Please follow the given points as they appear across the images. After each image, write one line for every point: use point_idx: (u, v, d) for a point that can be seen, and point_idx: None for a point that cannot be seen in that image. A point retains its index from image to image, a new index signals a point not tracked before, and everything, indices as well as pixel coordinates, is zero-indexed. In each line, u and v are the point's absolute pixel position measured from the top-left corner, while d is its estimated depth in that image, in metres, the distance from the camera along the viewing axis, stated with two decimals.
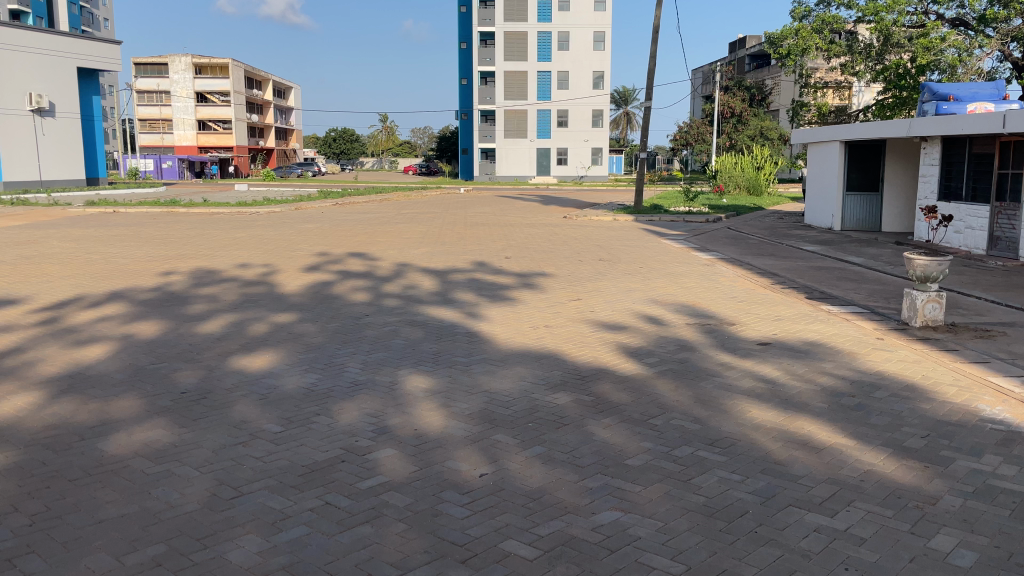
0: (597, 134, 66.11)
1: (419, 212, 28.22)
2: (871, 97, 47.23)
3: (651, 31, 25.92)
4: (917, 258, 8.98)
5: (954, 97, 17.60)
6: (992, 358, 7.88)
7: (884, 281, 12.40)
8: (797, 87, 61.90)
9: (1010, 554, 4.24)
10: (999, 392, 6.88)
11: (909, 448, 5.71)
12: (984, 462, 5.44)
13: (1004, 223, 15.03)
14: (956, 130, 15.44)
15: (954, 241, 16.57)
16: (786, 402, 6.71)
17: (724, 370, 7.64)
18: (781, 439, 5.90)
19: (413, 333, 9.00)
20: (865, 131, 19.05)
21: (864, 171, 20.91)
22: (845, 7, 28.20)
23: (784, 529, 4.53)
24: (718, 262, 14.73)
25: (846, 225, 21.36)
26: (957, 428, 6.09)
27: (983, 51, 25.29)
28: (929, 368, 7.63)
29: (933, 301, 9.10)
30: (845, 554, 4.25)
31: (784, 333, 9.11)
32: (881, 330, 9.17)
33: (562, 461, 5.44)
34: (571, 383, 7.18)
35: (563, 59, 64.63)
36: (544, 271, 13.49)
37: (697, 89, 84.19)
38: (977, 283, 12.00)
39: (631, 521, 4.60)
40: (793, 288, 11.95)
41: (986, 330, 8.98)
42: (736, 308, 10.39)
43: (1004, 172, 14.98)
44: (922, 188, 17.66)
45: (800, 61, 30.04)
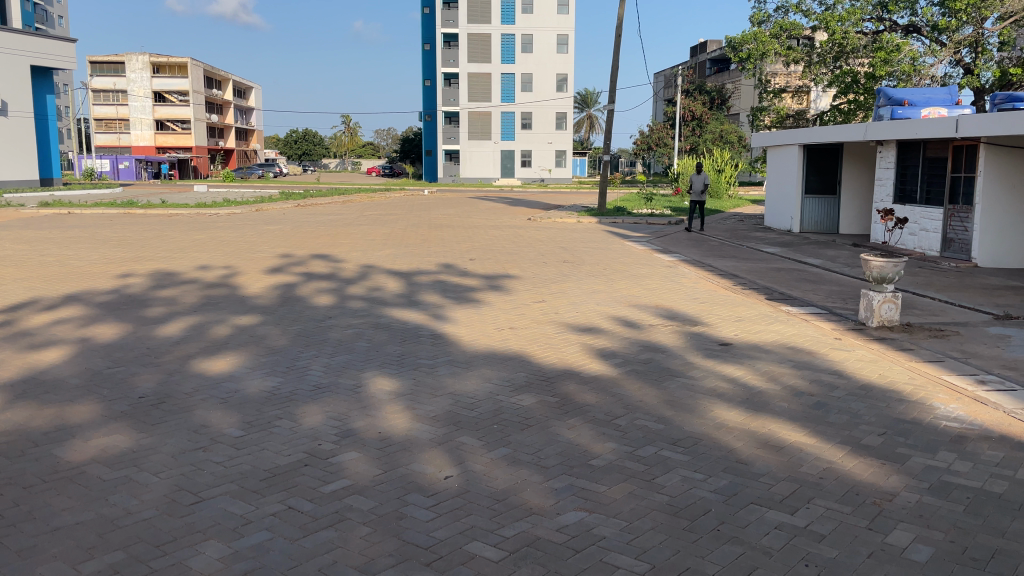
0: (561, 136, 66.42)
1: (381, 215, 27.88)
2: (828, 102, 47.93)
3: (614, 35, 26.13)
4: (874, 259, 9.13)
5: (909, 101, 18.02)
6: (945, 357, 8.08)
7: (842, 283, 12.67)
8: (756, 92, 62.91)
9: (965, 549, 4.35)
10: (952, 390, 7.06)
11: (866, 445, 5.83)
12: (939, 459, 5.56)
13: (957, 225, 15.39)
14: (912, 134, 15.79)
15: (909, 243, 16.98)
16: (749, 401, 6.80)
17: (688, 370, 7.71)
18: (743, 438, 5.98)
19: (378, 336, 8.92)
20: (824, 135, 19.42)
21: (822, 175, 21.31)
22: (803, 14, 28.66)
23: (745, 527, 4.59)
24: (681, 263, 14.88)
25: (806, 226, 21.69)
26: (913, 425, 6.22)
27: (935, 59, 25.86)
28: (885, 367, 7.80)
29: (890, 302, 9.30)
30: (805, 550, 4.32)
31: (745, 333, 9.24)
32: (839, 330, 9.35)
33: (527, 462, 5.46)
34: (536, 385, 7.19)
35: (527, 61, 64.80)
36: (509, 273, 13.50)
37: (659, 93, 85.01)
38: (932, 284, 12.30)
39: (595, 521, 4.62)
40: (753, 289, 12.14)
41: (939, 329, 9.21)
42: (699, 310, 10.52)
43: (958, 175, 15.36)
44: (878, 191, 18.11)
45: (760, 67, 30.39)
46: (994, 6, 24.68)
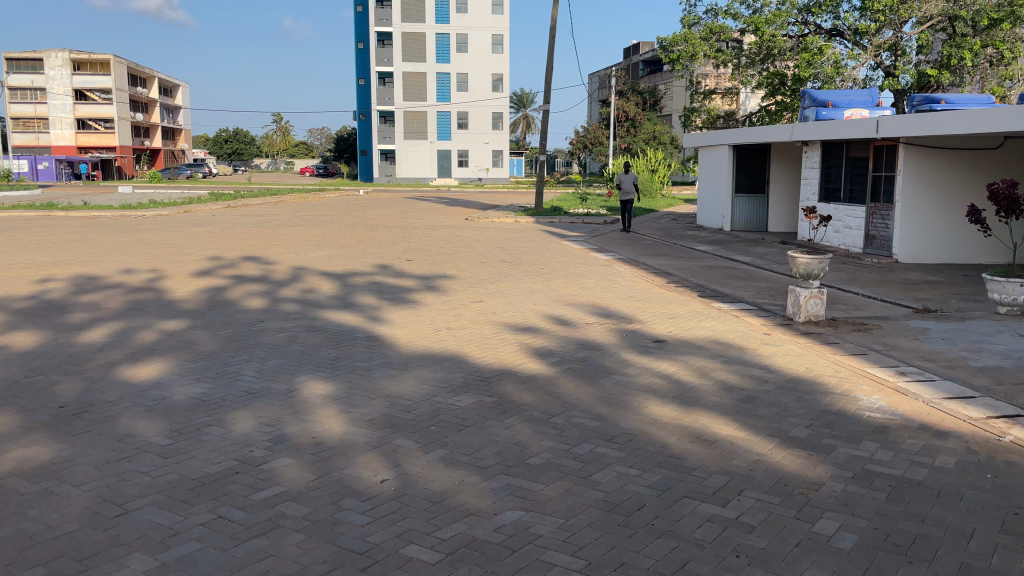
0: (498, 137, 66.61)
1: (315, 216, 27.40)
2: (757, 104, 49.20)
3: (548, 36, 26.30)
4: (800, 256, 9.41)
5: (832, 103, 18.54)
6: (868, 350, 8.38)
7: (771, 279, 13.02)
8: (687, 93, 64.16)
9: (887, 535, 4.52)
10: (874, 381, 7.33)
11: (794, 437, 6.00)
12: (862, 449, 5.77)
13: (878, 222, 15.98)
14: (835, 134, 16.33)
15: (833, 240, 17.56)
16: (682, 397, 6.93)
17: (624, 368, 7.81)
18: (677, 433, 6.08)
19: (312, 339, 8.77)
20: (753, 136, 19.92)
21: (751, 174, 21.87)
22: (731, 17, 29.33)
23: (679, 520, 4.68)
24: (616, 262, 15.08)
25: (737, 225, 22.21)
26: (838, 416, 6.43)
27: (857, 62, 26.78)
28: (812, 361, 8.05)
29: (816, 297, 9.59)
30: (737, 542, 4.42)
31: (679, 330, 9.40)
32: (768, 325, 9.61)
33: (463, 463, 5.44)
34: (473, 385, 7.18)
35: (462, 61, 64.73)
36: (445, 273, 13.44)
37: (593, 94, 85.96)
38: (855, 279, 12.75)
39: (532, 519, 4.64)
40: (686, 286, 12.38)
41: (862, 323, 9.54)
42: (634, 307, 10.67)
43: (878, 174, 15.95)
44: (804, 190, 18.67)
45: (691, 69, 30.97)
46: (911, 9, 25.74)
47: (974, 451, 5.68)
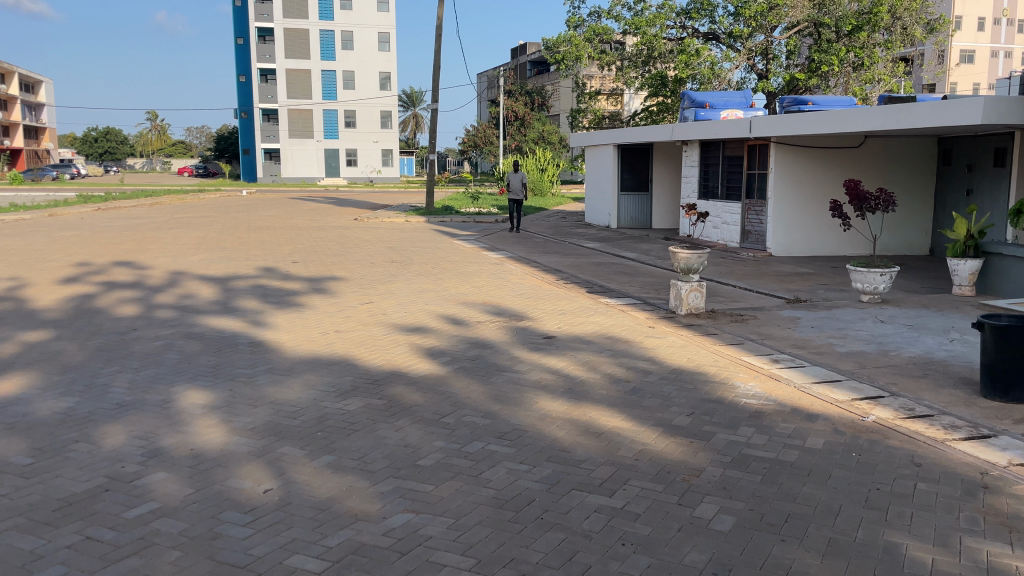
0: (387, 135, 66.01)
1: (194, 218, 26.27)
2: (640, 104, 50.74)
3: (435, 35, 26.21)
4: (681, 251, 9.76)
5: (710, 104, 19.33)
6: (744, 340, 8.78)
7: (655, 274, 13.45)
8: (574, 94, 65.41)
9: (761, 515, 4.75)
10: (751, 369, 7.69)
11: (677, 426, 6.21)
12: (740, 434, 6.04)
13: (753, 218, 16.77)
14: (713, 134, 17.03)
15: (713, 235, 18.32)
16: (571, 391, 7.05)
17: (514, 365, 7.87)
18: (566, 427, 6.18)
19: (191, 346, 8.39)
20: (636, 135, 20.50)
21: (636, 173, 22.53)
22: (614, 19, 30.08)
23: (567, 513, 4.75)
24: (506, 260, 15.19)
25: (622, 222, 22.89)
26: (717, 404, 6.71)
27: (732, 64, 27.99)
28: (694, 351, 8.36)
29: (696, 290, 9.97)
30: (622, 530, 4.54)
31: (568, 326, 9.56)
32: (653, 319, 9.91)
33: (351, 468, 5.34)
34: (361, 388, 7.05)
35: (348, 58, 63.64)
36: (333, 275, 13.17)
37: (483, 94, 86.32)
38: (733, 273, 13.34)
39: (422, 521, 4.60)
40: (575, 283, 12.61)
41: (739, 314, 9.99)
42: (524, 305, 10.78)
43: (752, 172, 16.73)
44: (685, 187, 19.38)
45: (576, 69, 31.55)
46: (780, 15, 27.08)
47: (840, 432, 6.05)
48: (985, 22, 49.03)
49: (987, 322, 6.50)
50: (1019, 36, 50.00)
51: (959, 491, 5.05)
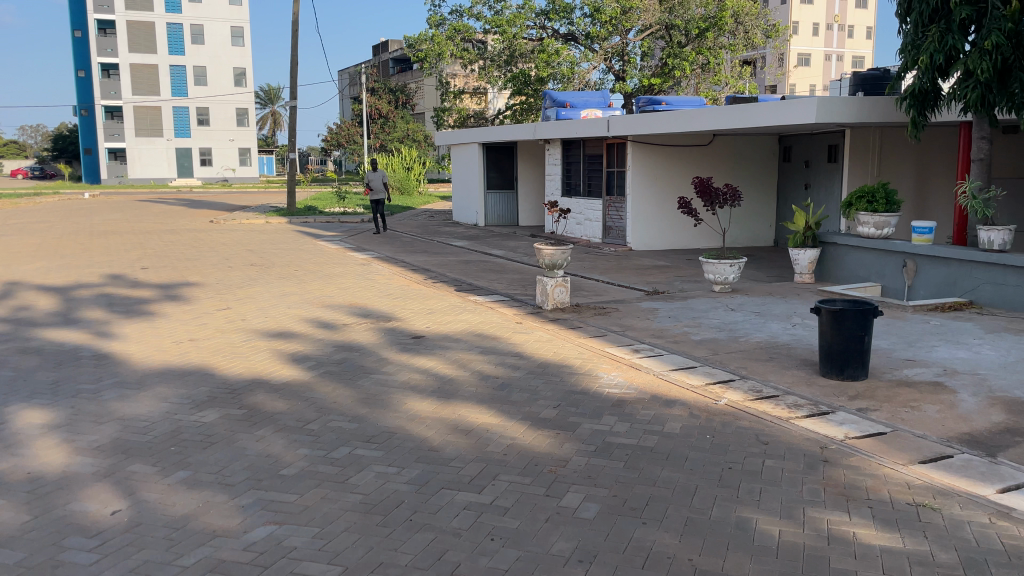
0: (244, 133, 63.78)
1: (27, 223, 24.24)
2: (504, 102, 51.34)
3: (292, 31, 25.47)
4: (545, 247, 9.96)
5: (570, 104, 19.82)
6: (607, 332, 9.06)
7: (522, 271, 13.66)
8: (438, 92, 65.35)
9: (625, 501, 4.92)
10: (614, 360, 7.94)
11: (544, 419, 6.33)
12: (604, 423, 6.23)
13: (614, 214, 17.34)
14: (573, 132, 17.47)
15: (577, 231, 18.81)
16: (439, 390, 7.04)
17: (381, 366, 7.76)
18: (434, 426, 6.16)
19: (27, 362, 7.74)
20: (501, 134, 20.74)
21: (501, 171, 22.80)
22: (474, 18, 30.25)
23: (436, 512, 4.74)
24: (372, 261, 14.97)
25: (489, 221, 23.02)
26: (582, 395, 6.89)
27: (589, 65, 28.82)
28: (560, 345, 8.55)
29: (561, 285, 10.19)
30: (491, 525, 4.58)
31: (435, 325, 9.54)
32: (519, 315, 10.06)
33: (210, 482, 5.09)
34: (221, 398, 6.75)
35: (199, 53, 60.70)
36: (188, 280, 12.52)
37: (344, 92, 84.63)
38: (596, 267, 13.75)
39: (286, 532, 4.46)
40: (442, 281, 12.60)
41: (602, 307, 10.31)
42: (391, 305, 10.67)
43: (611, 170, 17.28)
44: (548, 185, 19.80)
45: (439, 67, 31.53)
46: (633, 19, 28.16)
47: (696, 415, 6.36)
48: (818, 27, 52.89)
49: (824, 307, 7.02)
50: (847, 41, 54.22)
51: (801, 465, 5.44)
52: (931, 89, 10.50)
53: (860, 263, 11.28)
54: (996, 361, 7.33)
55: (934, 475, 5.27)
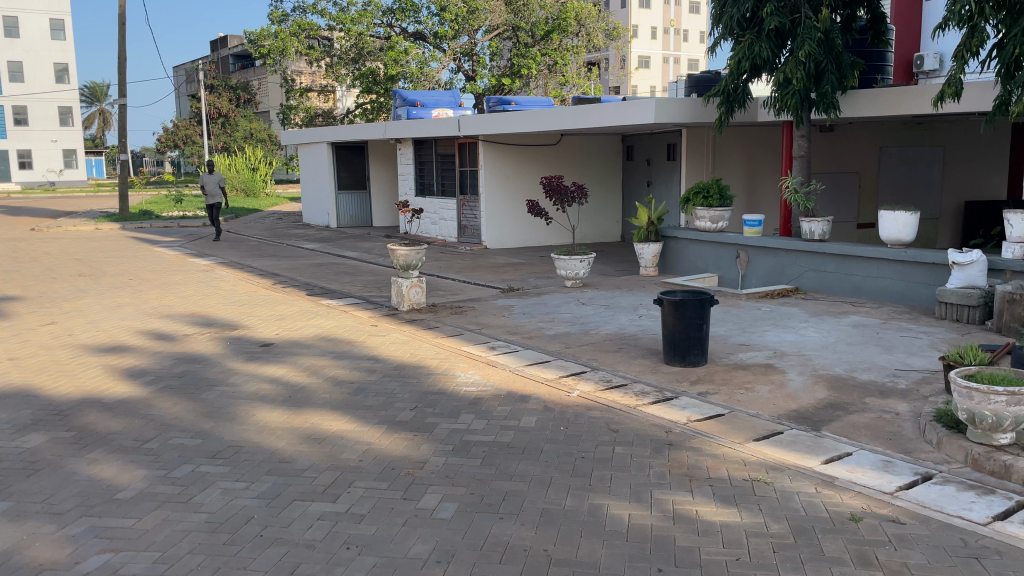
0: (69, 134, 58.92)
1: None
2: (353, 101, 50.35)
3: (119, 24, 23.83)
4: (399, 248, 9.88)
5: (420, 103, 19.75)
6: (463, 330, 9.10)
7: (376, 273, 13.46)
8: (283, 90, 63.16)
9: (482, 498, 4.95)
10: (470, 358, 7.99)
11: (400, 421, 6.27)
12: (461, 422, 6.25)
13: (468, 213, 17.43)
14: (425, 132, 17.43)
15: (431, 231, 18.78)
16: (291, 399, 6.81)
17: (228, 377, 7.41)
18: (286, 436, 5.96)
19: None
20: (351, 133, 20.35)
21: (352, 171, 22.38)
22: (319, 14, 29.49)
23: (289, 525, 4.58)
24: (217, 267, 14.27)
25: (342, 222, 22.54)
26: (439, 395, 6.88)
27: (439, 64, 28.83)
28: (416, 346, 8.50)
29: (416, 286, 10.14)
30: (346, 534, 4.48)
31: (286, 331, 9.22)
32: (374, 317, 9.91)
33: (34, 513, 4.67)
34: (46, 421, 6.21)
35: (12, 47, 55.52)
36: (5, 295, 11.43)
37: (182, 90, 80.10)
38: (452, 267, 13.78)
39: (122, 560, 4.16)
40: (293, 286, 12.20)
41: (458, 306, 10.35)
42: (238, 312, 10.21)
43: (464, 169, 17.37)
44: (401, 185, 19.66)
45: (283, 64, 30.50)
46: (480, 19, 28.32)
47: (551, 408, 6.51)
48: (655, 31, 55.28)
49: (666, 298, 7.36)
50: (682, 44, 56.96)
51: (649, 450, 5.69)
52: (739, 88, 11.25)
53: (698, 256, 11.96)
54: (819, 342, 7.98)
55: (766, 451, 5.67)
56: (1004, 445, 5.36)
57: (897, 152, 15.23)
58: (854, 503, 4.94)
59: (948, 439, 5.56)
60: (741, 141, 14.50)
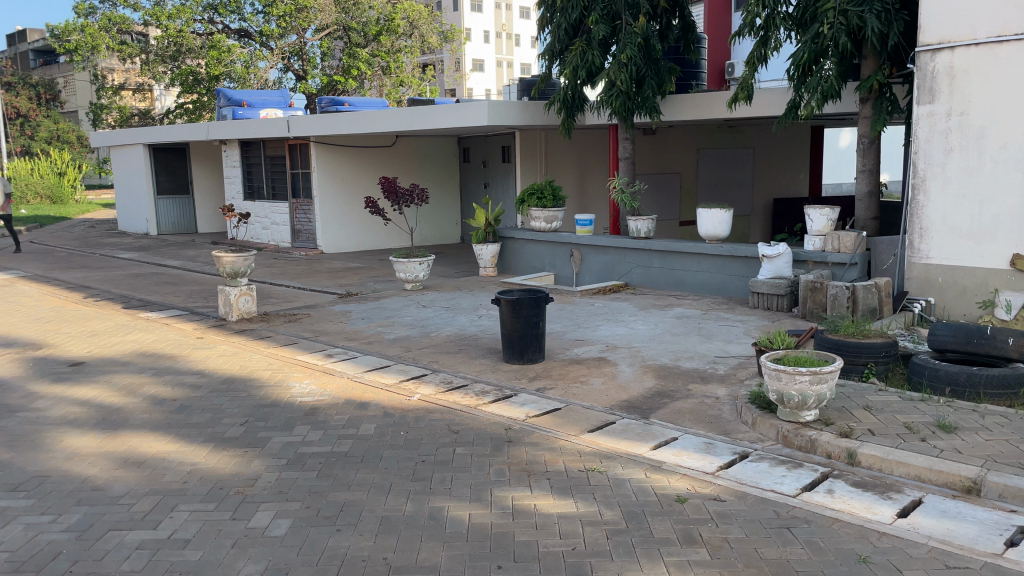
0: None
1: None
2: (173, 102, 47.37)
3: None
4: (226, 254, 9.42)
5: (247, 103, 18.94)
6: (298, 339, 8.79)
7: (202, 282, 12.73)
8: (94, 89, 58.38)
9: (318, 511, 4.79)
10: (305, 367, 7.72)
11: (229, 438, 5.95)
12: (295, 434, 6.02)
13: (301, 217, 16.88)
14: (252, 133, 16.73)
15: (262, 236, 18.06)
16: (105, 422, 6.29)
17: (32, 402, 6.73)
18: (99, 462, 5.49)
19: None
20: (171, 135, 19.18)
21: (172, 175, 21.09)
22: (131, 8, 27.56)
23: (103, 558, 4.22)
24: (17, 281, 12.96)
25: (163, 228, 21.17)
26: (272, 408, 6.60)
27: (267, 64, 27.82)
28: (246, 358, 8.11)
29: (246, 294, 9.68)
30: (169, 562, 4.18)
31: (100, 348, 8.52)
32: (200, 329, 9.36)
33: None
34: None
35: None
36: None
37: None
38: (285, 273, 13.29)
39: None
40: (107, 299, 11.29)
41: (292, 314, 9.99)
42: (43, 330, 9.31)
43: (295, 172, 16.81)
44: (228, 189, 18.81)
45: (92, 61, 28.27)
46: (308, 18, 27.61)
47: (390, 414, 6.42)
48: (488, 34, 55.40)
49: (502, 298, 7.46)
50: (515, 49, 57.39)
51: (489, 448, 5.74)
52: (571, 96, 11.59)
53: (534, 255, 12.24)
54: (647, 334, 8.38)
55: (600, 441, 5.87)
56: (809, 420, 5.86)
57: (712, 153, 16.31)
58: (680, 485, 5.21)
59: (762, 419, 6.00)
60: (572, 142, 15.02)
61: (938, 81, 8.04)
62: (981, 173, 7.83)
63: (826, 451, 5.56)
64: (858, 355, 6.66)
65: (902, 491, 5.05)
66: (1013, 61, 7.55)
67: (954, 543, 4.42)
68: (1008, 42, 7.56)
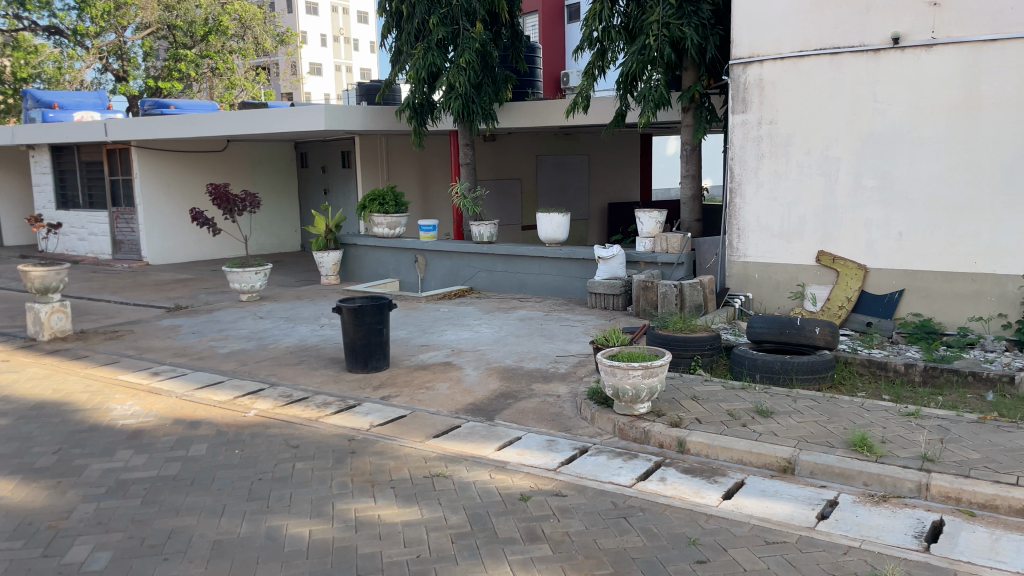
0: None
1: None
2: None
3: None
4: (34, 269, 8.65)
5: (58, 105, 17.49)
6: (121, 357, 8.20)
7: (8, 299, 11.60)
8: None
9: (143, 540, 4.48)
10: (129, 387, 7.21)
11: (39, 468, 5.45)
12: (116, 459, 5.61)
13: (123, 226, 15.75)
14: (64, 137, 15.47)
15: (79, 248, 16.72)
16: None
17: None
18: None
19: None
20: None
21: None
22: None
23: None
24: None
25: None
26: (90, 433, 6.11)
27: (82, 63, 25.83)
28: (61, 380, 7.46)
29: (58, 312, 8.92)
30: None
31: None
32: (5, 351, 8.52)
33: None
34: None
35: None
36: None
37: None
38: (105, 287, 12.36)
39: None
40: None
41: (114, 331, 9.31)
42: None
43: (115, 179, 15.68)
44: (38, 197, 17.28)
45: None
46: (129, 16, 25.92)
47: (224, 432, 6.12)
48: (324, 38, 53.37)
49: (343, 306, 7.30)
50: (354, 53, 56.07)
51: (330, 461, 5.60)
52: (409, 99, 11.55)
53: (377, 262, 12.13)
54: (491, 337, 8.50)
55: (444, 446, 5.88)
56: (643, 413, 6.15)
57: (551, 160, 16.95)
58: (523, 483, 5.31)
59: (600, 414, 6.24)
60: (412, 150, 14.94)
61: (750, 92, 8.70)
62: (789, 177, 8.55)
63: (659, 441, 5.86)
64: (685, 349, 7.08)
65: (727, 475, 5.41)
66: (813, 75, 8.30)
67: (772, 519, 4.78)
68: (809, 57, 8.31)
